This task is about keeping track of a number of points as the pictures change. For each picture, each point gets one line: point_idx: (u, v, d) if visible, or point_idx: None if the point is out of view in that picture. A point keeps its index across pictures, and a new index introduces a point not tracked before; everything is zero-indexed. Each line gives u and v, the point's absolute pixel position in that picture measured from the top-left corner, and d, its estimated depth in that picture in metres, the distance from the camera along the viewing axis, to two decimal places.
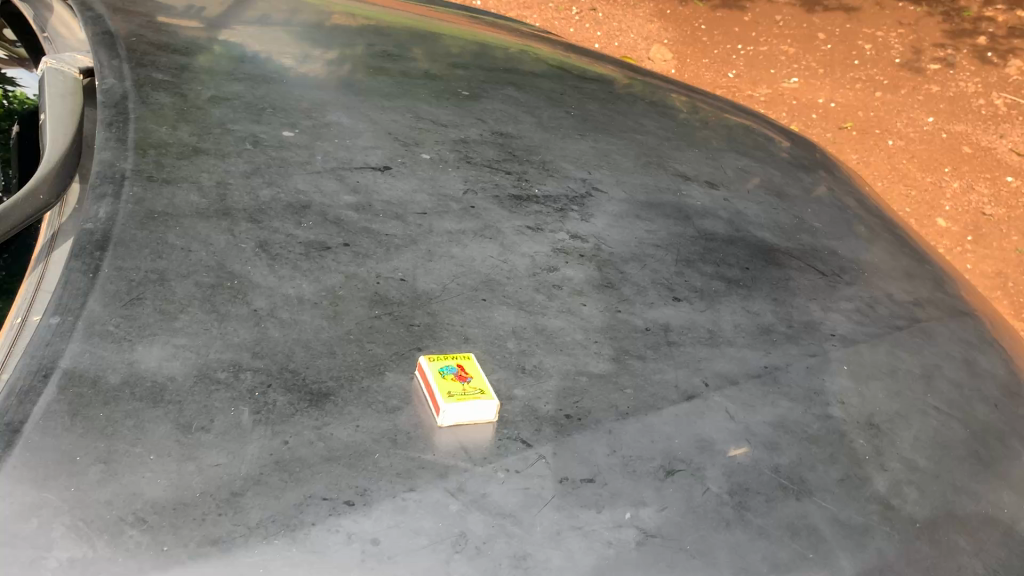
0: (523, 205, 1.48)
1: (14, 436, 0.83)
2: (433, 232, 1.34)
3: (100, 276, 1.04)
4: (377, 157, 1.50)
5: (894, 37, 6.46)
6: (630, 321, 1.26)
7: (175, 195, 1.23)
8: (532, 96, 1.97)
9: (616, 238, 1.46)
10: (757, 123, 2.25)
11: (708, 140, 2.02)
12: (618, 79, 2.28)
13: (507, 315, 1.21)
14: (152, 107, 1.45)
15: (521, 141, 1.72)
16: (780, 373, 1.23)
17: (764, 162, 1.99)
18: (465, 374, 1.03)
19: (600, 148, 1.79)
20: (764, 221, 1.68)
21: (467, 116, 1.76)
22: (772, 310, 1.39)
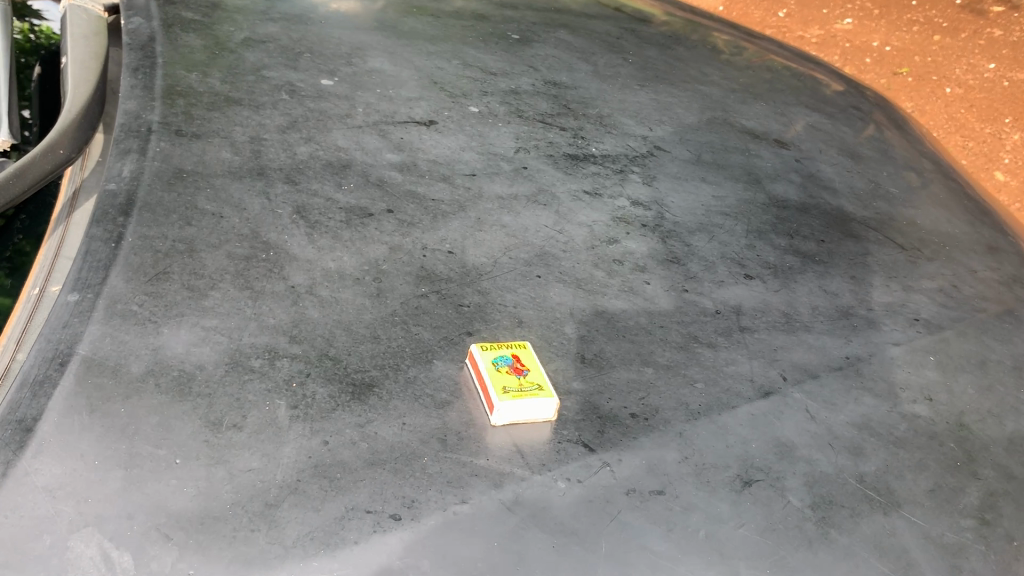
0: (580, 165, 1.37)
1: (27, 436, 0.73)
2: (483, 197, 1.22)
3: (123, 246, 0.95)
4: (421, 110, 1.37)
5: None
6: (699, 302, 1.15)
7: (206, 152, 1.13)
8: (586, 42, 1.82)
9: (680, 205, 1.35)
10: (825, 72, 2.08)
11: (774, 93, 1.87)
12: (677, 22, 2.12)
13: (565, 294, 1.09)
14: (181, 51, 1.35)
15: (576, 93, 1.59)
16: (863, 365, 1.12)
17: (835, 117, 1.85)
18: (521, 368, 0.93)
19: (660, 101, 1.65)
20: (838, 186, 1.55)
21: (518, 62, 1.63)
22: (850, 291, 1.27)
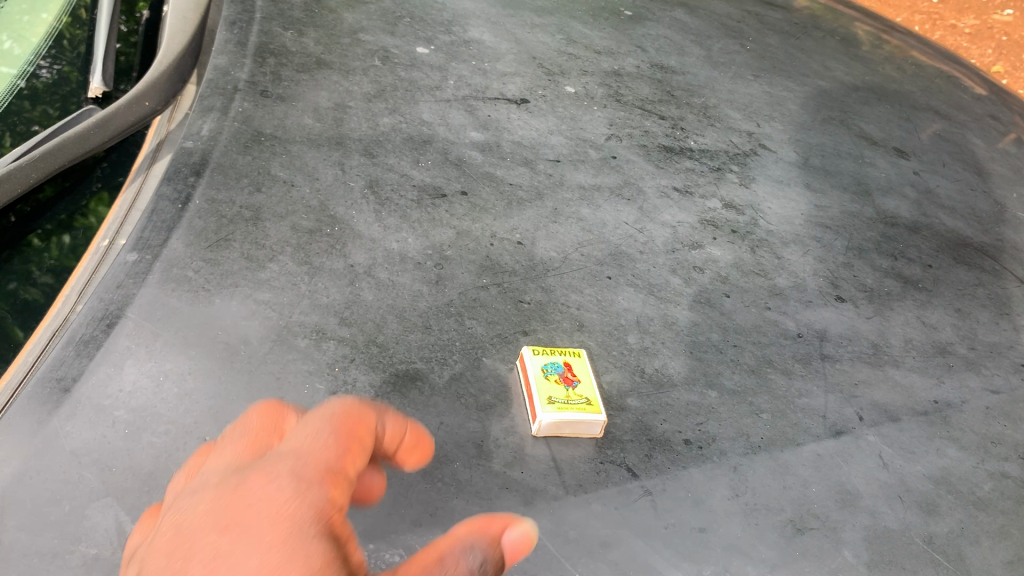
0: (674, 159, 1.29)
1: (63, 396, 0.76)
2: (564, 186, 1.19)
3: (189, 208, 0.96)
4: (514, 86, 1.33)
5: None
6: (781, 323, 1.07)
7: (288, 117, 1.13)
8: (704, 22, 1.72)
9: (776, 211, 1.27)
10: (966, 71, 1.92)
11: (903, 95, 1.74)
12: (809, 6, 1.99)
13: (633, 300, 1.04)
14: (281, 7, 1.34)
15: (683, 78, 1.50)
16: (952, 412, 1.02)
17: (968, 126, 1.70)
18: (572, 377, 0.90)
19: (773, 95, 1.55)
20: (958, 205, 1.42)
21: (625, 41, 1.55)
22: (953, 325, 1.16)
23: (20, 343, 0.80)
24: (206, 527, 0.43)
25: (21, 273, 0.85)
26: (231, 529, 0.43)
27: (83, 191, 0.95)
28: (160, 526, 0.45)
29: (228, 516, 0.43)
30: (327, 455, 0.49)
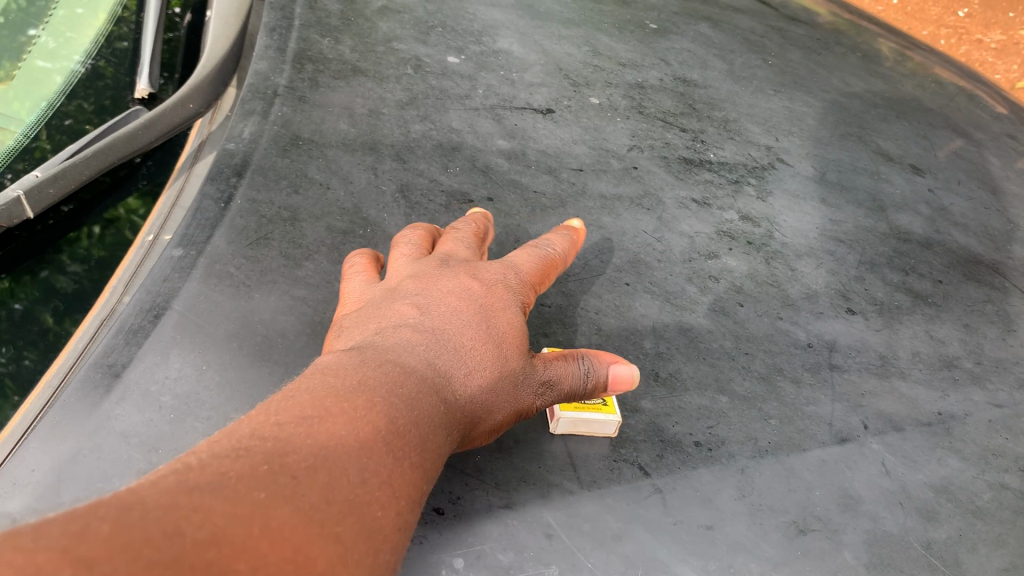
0: (693, 171, 1.34)
1: (114, 381, 0.81)
2: (586, 194, 1.24)
3: (231, 207, 1.01)
4: (541, 97, 1.39)
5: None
6: (792, 332, 1.11)
7: (325, 121, 1.18)
8: (727, 37, 1.77)
9: (791, 224, 1.30)
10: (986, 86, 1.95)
11: (922, 112, 1.77)
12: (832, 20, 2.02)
13: (649, 307, 1.09)
14: (319, 14, 1.39)
15: (704, 92, 1.54)
16: (955, 424, 1.06)
17: (985, 144, 1.73)
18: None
19: (793, 110, 1.59)
20: (971, 223, 1.46)
21: (650, 54, 1.60)
22: (960, 339, 1.20)
23: (49, 327, 0.86)
24: (461, 277, 0.90)
25: (59, 263, 0.90)
26: (465, 279, 0.89)
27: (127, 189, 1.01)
28: (441, 259, 0.93)
29: (468, 268, 0.92)
30: (531, 275, 0.95)
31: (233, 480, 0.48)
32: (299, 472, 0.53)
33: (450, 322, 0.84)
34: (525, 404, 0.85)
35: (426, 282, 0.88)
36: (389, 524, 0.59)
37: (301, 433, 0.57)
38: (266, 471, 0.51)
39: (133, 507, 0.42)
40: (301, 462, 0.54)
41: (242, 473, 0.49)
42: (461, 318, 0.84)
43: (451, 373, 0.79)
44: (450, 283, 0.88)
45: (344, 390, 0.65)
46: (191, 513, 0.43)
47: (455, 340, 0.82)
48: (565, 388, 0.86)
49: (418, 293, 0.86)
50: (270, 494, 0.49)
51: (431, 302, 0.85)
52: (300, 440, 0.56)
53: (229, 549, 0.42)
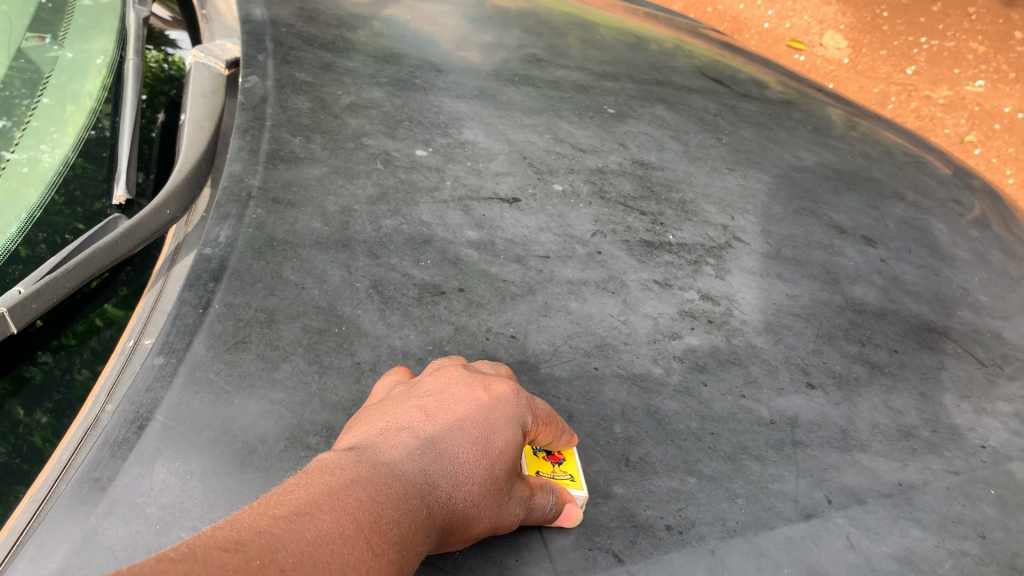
0: (654, 253, 1.39)
1: (100, 495, 0.84)
2: (553, 281, 1.28)
3: (210, 312, 1.04)
4: (506, 186, 1.45)
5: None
6: (754, 410, 1.16)
7: (298, 221, 1.23)
8: (682, 117, 1.85)
9: (751, 302, 1.36)
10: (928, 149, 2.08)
11: (871, 182, 1.84)
12: (784, 91, 2.15)
13: (618, 391, 1.13)
14: (289, 114, 1.45)
15: (662, 174, 1.61)
16: (915, 493, 1.10)
17: (934, 212, 1.80)
18: (560, 456, 1.04)
19: (747, 187, 1.66)
20: (923, 291, 1.52)
21: (609, 139, 1.68)
22: (917, 408, 1.25)
23: (18, 419, 0.92)
24: (474, 388, 0.97)
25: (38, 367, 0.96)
26: (479, 390, 0.97)
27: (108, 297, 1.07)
28: (463, 368, 1.01)
29: (483, 381, 0.99)
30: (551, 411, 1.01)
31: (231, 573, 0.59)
32: (290, 564, 0.65)
33: (450, 432, 0.91)
34: (506, 522, 0.91)
35: (441, 385, 0.97)
36: None
37: (297, 524, 0.69)
38: (262, 562, 0.63)
39: None
40: (290, 557, 0.65)
41: (239, 566, 0.60)
42: (462, 430, 0.92)
43: (438, 480, 0.87)
44: (463, 391, 0.96)
45: (342, 485, 0.76)
46: None
47: (451, 450, 0.90)
48: (541, 514, 0.94)
49: (429, 396, 0.95)
50: None
51: (440, 409, 0.94)
52: (292, 535, 0.67)
53: None
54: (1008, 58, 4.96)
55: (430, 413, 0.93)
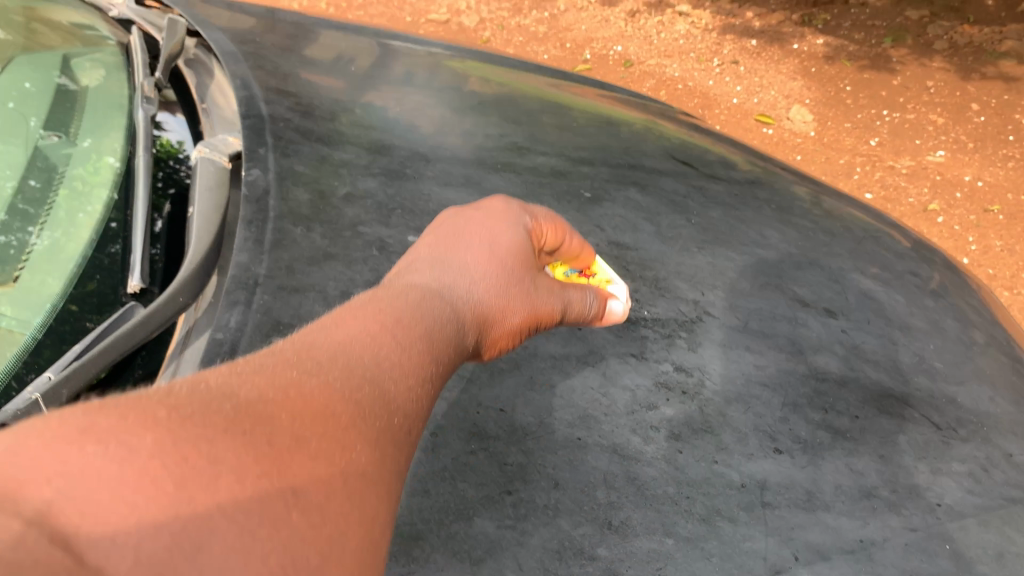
0: (631, 328, 1.50)
1: None
2: (538, 356, 1.39)
3: None
4: None
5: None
6: (727, 474, 1.26)
7: (303, 308, 1.34)
8: (654, 199, 1.98)
9: (721, 373, 1.46)
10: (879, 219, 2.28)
11: (832, 257, 1.95)
12: (752, 168, 2.33)
13: (600, 460, 1.24)
14: (290, 204, 1.55)
15: (636, 255, 1.74)
16: (875, 549, 1.21)
17: (892, 285, 1.92)
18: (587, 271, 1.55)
19: (716, 265, 1.78)
20: (882, 360, 1.63)
21: (585, 223, 1.81)
22: (877, 470, 1.35)
23: None
24: (459, 230, 1.35)
25: None
26: (465, 221, 1.38)
27: (123, 384, 1.20)
28: (448, 212, 1.42)
29: (464, 213, 1.41)
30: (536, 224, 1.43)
31: (273, 365, 0.85)
32: (324, 358, 0.90)
33: (455, 253, 1.30)
34: (540, 308, 1.34)
35: (436, 235, 1.36)
36: (401, 392, 0.94)
37: (327, 340, 0.94)
38: (302, 359, 0.88)
39: (208, 381, 0.78)
40: (325, 355, 0.91)
41: (278, 364, 0.86)
42: (466, 246, 1.32)
43: (460, 282, 1.25)
44: (455, 228, 1.36)
45: (374, 299, 1.09)
46: (241, 387, 0.79)
47: (462, 266, 1.28)
48: (576, 307, 1.40)
49: (430, 242, 1.34)
50: (302, 373, 0.85)
51: (435, 263, 1.27)
52: (328, 341, 0.94)
53: (267, 399, 0.78)
54: (965, 128, 5.23)
55: (436, 248, 1.31)
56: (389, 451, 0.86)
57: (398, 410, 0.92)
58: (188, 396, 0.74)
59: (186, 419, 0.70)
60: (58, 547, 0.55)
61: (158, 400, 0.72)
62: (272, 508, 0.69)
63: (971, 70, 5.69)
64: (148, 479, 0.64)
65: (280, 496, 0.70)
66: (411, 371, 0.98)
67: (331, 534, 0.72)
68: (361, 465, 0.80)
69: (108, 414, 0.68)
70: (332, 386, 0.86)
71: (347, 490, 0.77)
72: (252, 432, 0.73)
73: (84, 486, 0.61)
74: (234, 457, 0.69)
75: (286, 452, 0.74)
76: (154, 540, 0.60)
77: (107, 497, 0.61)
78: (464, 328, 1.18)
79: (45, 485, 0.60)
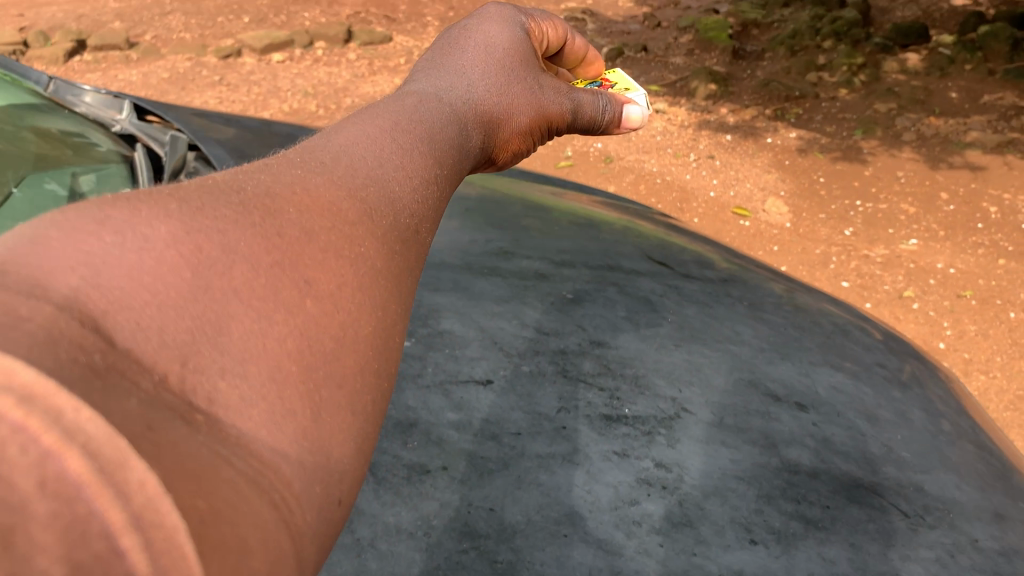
0: (612, 426, 1.59)
1: None
2: (524, 455, 1.48)
3: None
4: (481, 370, 1.68)
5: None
6: (705, 566, 1.34)
7: None
8: (632, 299, 2.09)
9: (699, 467, 1.54)
10: (848, 312, 2.41)
11: (803, 352, 2.06)
12: (730, 264, 2.48)
13: (585, 555, 1.31)
14: None
15: (617, 353, 1.83)
16: None
17: (860, 378, 2.02)
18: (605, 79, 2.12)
19: (692, 362, 1.88)
20: (851, 451, 1.72)
21: (568, 322, 1.91)
22: (847, 558, 1.43)
23: None
24: (466, 37, 1.57)
25: None
26: (471, 35, 1.58)
27: None
28: (452, 26, 1.62)
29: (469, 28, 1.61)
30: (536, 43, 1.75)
31: (278, 169, 0.86)
32: (327, 159, 0.91)
33: (462, 54, 1.49)
34: (540, 115, 1.59)
35: (446, 44, 1.53)
36: (406, 189, 0.94)
37: (330, 143, 0.95)
38: (300, 161, 0.89)
39: (214, 182, 0.80)
40: (326, 156, 0.92)
41: (280, 165, 0.87)
42: (476, 52, 1.52)
43: (473, 72, 1.44)
44: (464, 42, 1.55)
45: (375, 106, 1.11)
46: (245, 187, 0.80)
47: (471, 64, 1.46)
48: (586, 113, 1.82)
49: (439, 49, 1.50)
50: (304, 173, 0.86)
51: (438, 65, 1.42)
52: (330, 144, 0.95)
53: (268, 195, 0.79)
54: (936, 217, 5.39)
55: (444, 55, 1.48)
56: (398, 249, 0.87)
57: (403, 204, 0.92)
58: (193, 195, 0.75)
59: (195, 213, 0.72)
60: (91, 330, 0.56)
61: (167, 196, 0.73)
62: (285, 297, 0.72)
63: (939, 160, 5.95)
64: (166, 267, 0.65)
65: (293, 286, 0.73)
66: (419, 175, 0.99)
67: (343, 322, 0.76)
68: (369, 257, 0.82)
69: (118, 210, 0.69)
70: (337, 183, 0.87)
71: (357, 283, 0.79)
72: (262, 224, 0.75)
73: (104, 269, 0.62)
74: (247, 247, 0.72)
75: (296, 245, 0.76)
76: (176, 323, 0.63)
77: (129, 277, 0.63)
78: (467, 138, 1.23)
79: (69, 275, 0.59)
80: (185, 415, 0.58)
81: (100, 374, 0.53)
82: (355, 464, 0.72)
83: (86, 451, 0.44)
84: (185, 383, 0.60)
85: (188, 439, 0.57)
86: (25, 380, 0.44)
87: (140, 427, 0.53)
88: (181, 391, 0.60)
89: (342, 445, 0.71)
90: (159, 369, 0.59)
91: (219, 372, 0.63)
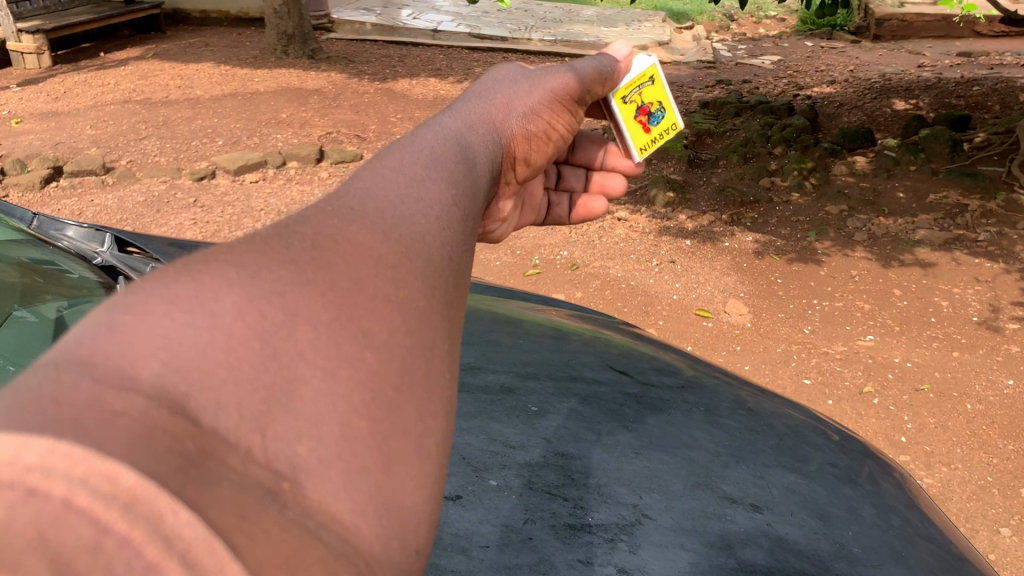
0: (576, 535, 1.69)
1: None
2: (493, 567, 1.57)
3: None
4: (450, 486, 1.78)
5: (983, 232, 6.35)
6: None
7: None
8: (593, 409, 2.21)
9: (659, 571, 1.64)
10: (805, 414, 2.55)
11: (756, 454, 2.17)
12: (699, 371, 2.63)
13: None
14: None
15: (579, 463, 1.94)
16: None
17: (812, 478, 2.13)
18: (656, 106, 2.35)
19: (652, 468, 1.98)
20: (804, 548, 1.82)
21: (534, 435, 2.02)
22: None
23: None
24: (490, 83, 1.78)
25: None
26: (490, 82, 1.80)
27: None
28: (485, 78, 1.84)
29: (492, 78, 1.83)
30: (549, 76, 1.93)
31: (325, 216, 1.01)
32: (357, 203, 1.06)
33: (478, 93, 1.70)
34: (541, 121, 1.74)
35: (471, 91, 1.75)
36: (431, 224, 1.09)
37: (359, 189, 1.10)
38: (334, 208, 1.04)
39: (269, 239, 0.94)
40: (355, 201, 1.07)
41: (319, 214, 1.02)
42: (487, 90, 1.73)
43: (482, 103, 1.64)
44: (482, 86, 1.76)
45: (401, 146, 1.27)
46: (302, 243, 0.94)
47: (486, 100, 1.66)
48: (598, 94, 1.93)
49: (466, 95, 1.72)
50: (342, 220, 1.01)
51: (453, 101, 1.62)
52: (362, 187, 1.11)
53: (316, 250, 0.94)
54: (890, 312, 5.62)
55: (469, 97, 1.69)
56: (434, 284, 1.02)
57: (431, 237, 1.07)
58: (254, 258, 0.90)
59: (250, 275, 0.87)
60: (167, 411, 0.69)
61: (229, 266, 0.88)
62: (347, 350, 0.86)
63: (890, 258, 6.21)
64: (237, 340, 0.80)
65: (352, 339, 0.87)
66: (438, 213, 1.12)
67: (399, 367, 0.90)
68: (414, 300, 0.97)
69: (185, 286, 0.83)
70: (374, 227, 1.02)
71: (403, 325, 0.93)
72: (316, 280, 0.89)
73: (181, 348, 0.76)
74: (307, 305, 0.86)
75: (347, 296, 0.90)
76: (252, 394, 0.77)
77: (204, 356, 0.76)
78: (478, 168, 1.39)
79: (153, 360, 0.74)
80: (272, 487, 0.72)
81: (194, 462, 0.67)
82: (414, 502, 0.86)
83: (181, 548, 0.58)
84: (267, 453, 0.74)
85: (279, 520, 0.70)
86: (131, 487, 0.58)
87: (234, 520, 0.66)
88: (266, 462, 0.74)
89: (401, 489, 0.84)
90: (242, 444, 0.73)
91: (296, 435, 0.77)
